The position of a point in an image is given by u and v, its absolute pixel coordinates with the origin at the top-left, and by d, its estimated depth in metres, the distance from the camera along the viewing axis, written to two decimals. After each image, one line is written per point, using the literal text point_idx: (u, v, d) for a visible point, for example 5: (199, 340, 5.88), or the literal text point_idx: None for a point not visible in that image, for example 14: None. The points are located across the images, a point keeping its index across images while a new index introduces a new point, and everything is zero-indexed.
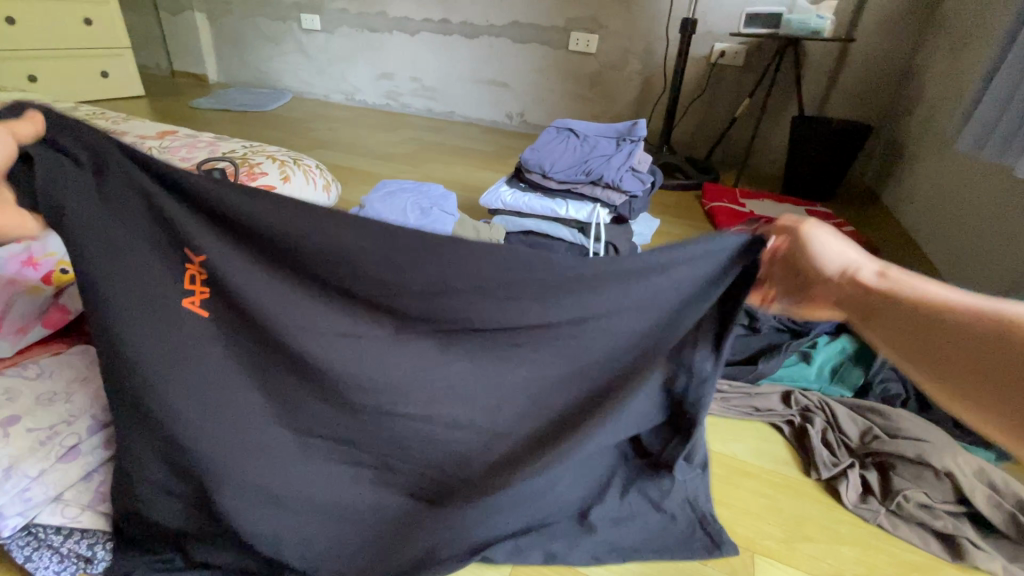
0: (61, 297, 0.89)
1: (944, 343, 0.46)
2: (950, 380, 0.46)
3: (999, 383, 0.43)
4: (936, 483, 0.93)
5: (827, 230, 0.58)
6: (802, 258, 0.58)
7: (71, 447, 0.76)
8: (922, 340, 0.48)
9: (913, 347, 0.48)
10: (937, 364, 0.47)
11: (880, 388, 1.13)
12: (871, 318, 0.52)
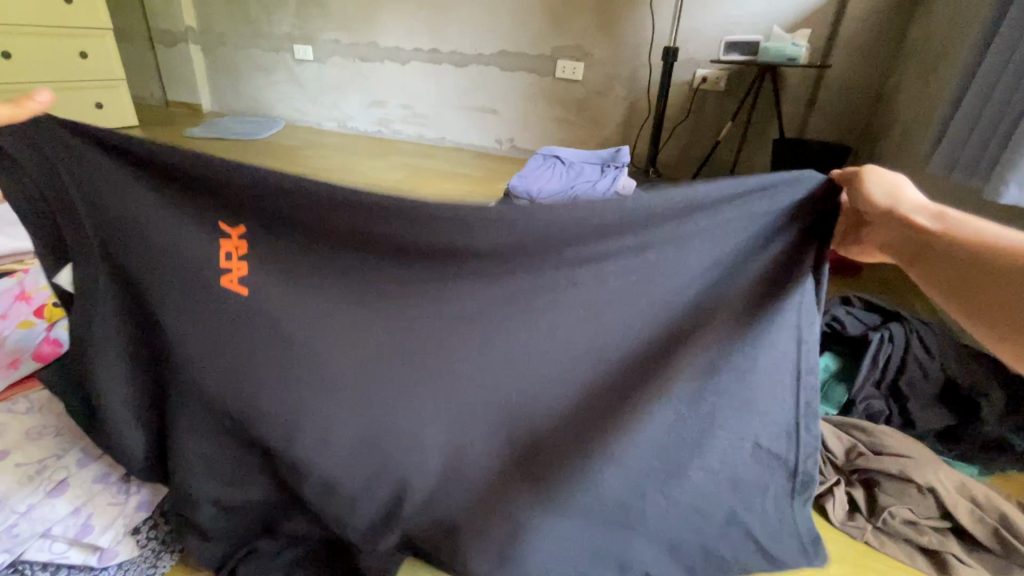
0: (53, 331, 0.88)
1: (993, 287, 0.47)
2: (980, 307, 0.47)
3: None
4: (920, 499, 0.94)
5: (895, 178, 0.59)
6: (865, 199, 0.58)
7: (60, 481, 0.77)
8: (961, 274, 0.49)
9: (954, 281, 0.50)
10: (972, 293, 0.48)
11: (864, 406, 1.13)
12: (926, 263, 0.53)
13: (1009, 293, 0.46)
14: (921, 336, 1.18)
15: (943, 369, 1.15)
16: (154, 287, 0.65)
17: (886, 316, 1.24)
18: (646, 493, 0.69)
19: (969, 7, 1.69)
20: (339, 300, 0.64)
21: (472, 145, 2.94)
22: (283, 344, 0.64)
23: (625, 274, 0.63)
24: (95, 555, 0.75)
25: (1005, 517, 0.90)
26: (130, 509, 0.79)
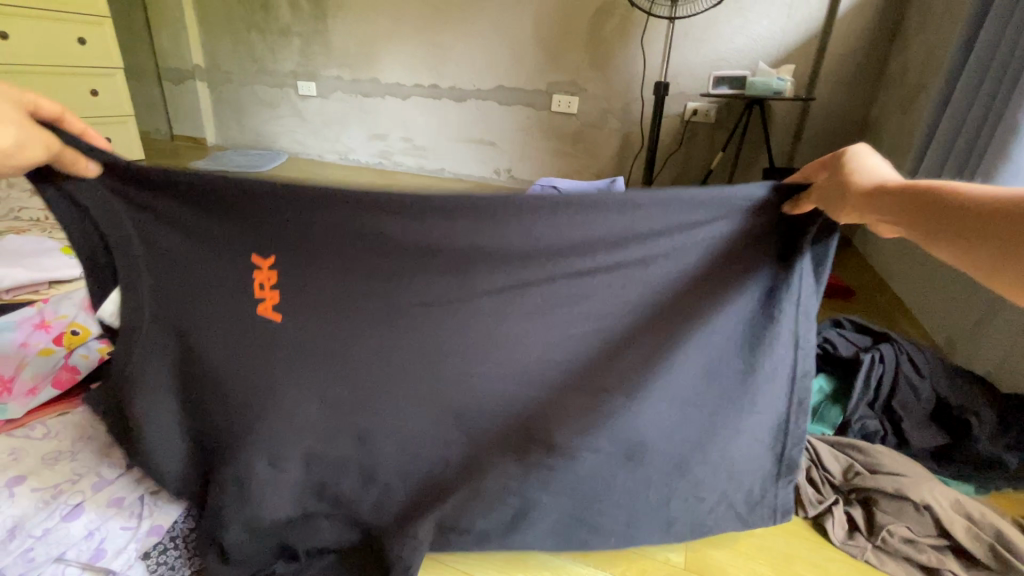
0: (71, 358, 0.93)
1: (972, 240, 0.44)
2: (972, 245, 0.44)
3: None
4: (917, 517, 0.96)
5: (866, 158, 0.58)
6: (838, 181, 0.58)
7: (75, 505, 0.78)
8: (937, 221, 0.46)
9: (933, 232, 0.47)
10: (960, 237, 0.45)
11: (859, 425, 1.16)
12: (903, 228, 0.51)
13: (996, 226, 0.42)
14: (910, 356, 1.21)
15: (933, 389, 1.18)
16: (199, 312, 0.69)
17: (876, 337, 1.28)
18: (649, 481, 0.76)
19: (942, 45, 1.79)
20: (364, 319, 0.67)
21: (470, 175, 3.02)
22: (316, 368, 0.68)
23: (634, 295, 0.68)
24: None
25: (1000, 533, 0.92)
26: (142, 533, 0.80)
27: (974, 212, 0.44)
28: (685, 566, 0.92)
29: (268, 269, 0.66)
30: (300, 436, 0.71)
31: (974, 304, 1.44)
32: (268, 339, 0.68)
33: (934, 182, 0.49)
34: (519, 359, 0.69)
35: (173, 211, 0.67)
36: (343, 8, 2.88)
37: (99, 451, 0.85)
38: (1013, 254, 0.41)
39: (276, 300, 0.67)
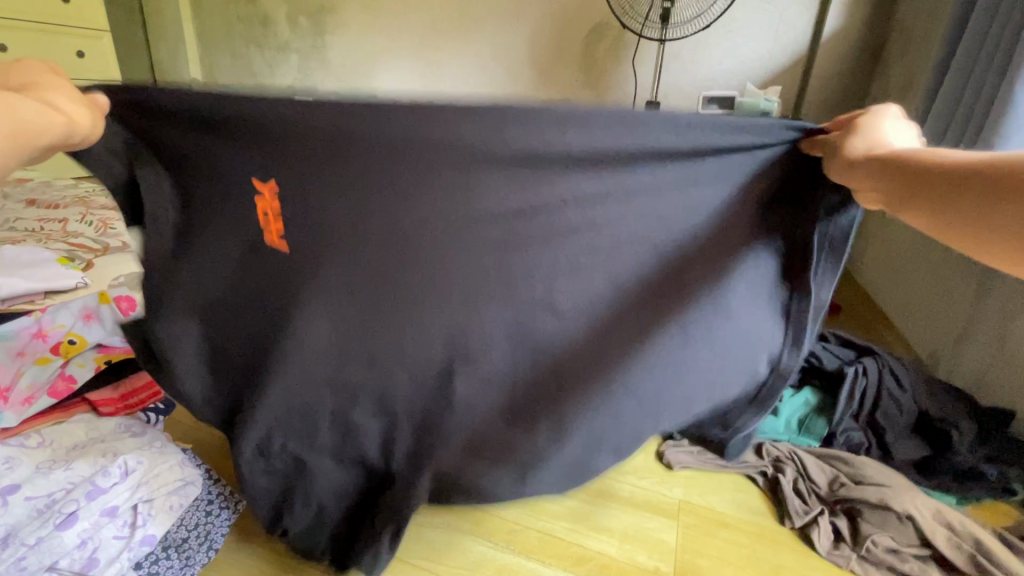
0: (68, 368, 0.94)
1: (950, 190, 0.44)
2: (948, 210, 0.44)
3: (996, 203, 0.40)
4: (900, 527, 0.98)
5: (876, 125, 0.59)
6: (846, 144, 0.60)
7: (70, 513, 0.77)
8: (924, 185, 0.46)
9: (919, 197, 0.47)
10: (939, 198, 0.45)
11: (844, 437, 1.18)
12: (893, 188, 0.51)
13: (973, 187, 0.42)
14: (892, 370, 1.25)
15: (915, 402, 1.21)
16: (228, 239, 0.76)
17: (860, 351, 1.31)
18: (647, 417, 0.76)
19: (920, 70, 1.87)
20: (368, 266, 0.70)
21: None
22: (330, 279, 0.71)
23: (647, 218, 0.70)
24: None
25: (980, 543, 0.94)
26: (135, 542, 0.81)
27: (953, 176, 0.44)
28: None
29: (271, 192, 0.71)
30: (305, 359, 0.74)
31: (954, 319, 1.49)
32: (280, 265, 0.73)
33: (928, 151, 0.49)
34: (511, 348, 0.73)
35: (206, 144, 0.74)
36: (342, 25, 2.94)
37: (96, 459, 0.85)
38: (986, 213, 0.41)
39: (281, 230, 0.72)
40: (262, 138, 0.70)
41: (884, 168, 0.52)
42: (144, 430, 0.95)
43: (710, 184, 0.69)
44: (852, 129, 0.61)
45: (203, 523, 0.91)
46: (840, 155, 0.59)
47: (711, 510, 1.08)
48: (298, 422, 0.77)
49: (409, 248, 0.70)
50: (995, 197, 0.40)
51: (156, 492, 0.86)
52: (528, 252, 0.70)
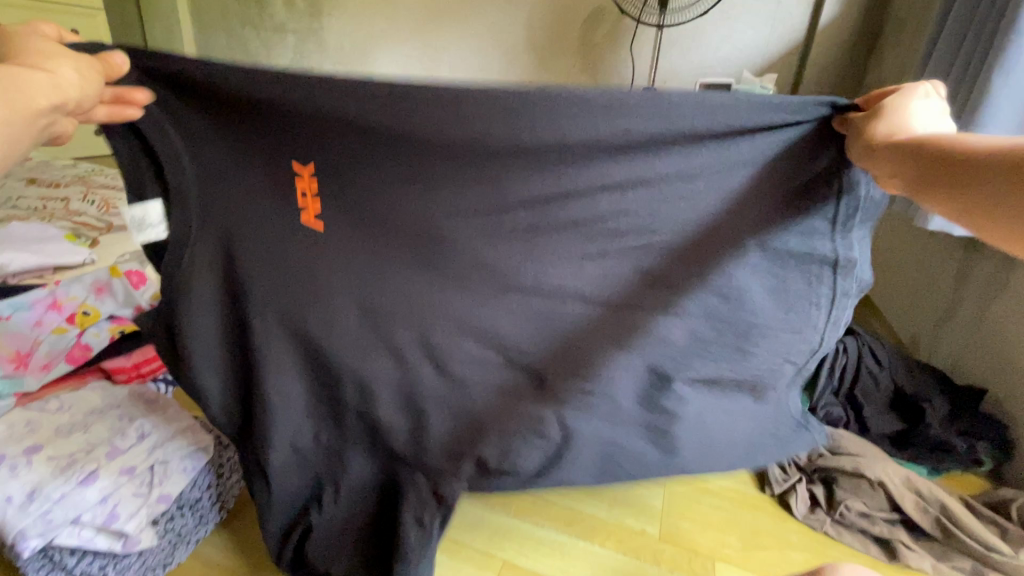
0: (83, 337, 0.98)
1: (964, 171, 0.48)
2: (950, 189, 0.49)
3: (1008, 188, 0.44)
4: (871, 493, 1.05)
5: (906, 108, 0.61)
6: (871, 126, 0.63)
7: (90, 471, 0.82)
8: (932, 166, 0.52)
9: (926, 176, 0.52)
10: (944, 181, 0.50)
11: (824, 412, 1.24)
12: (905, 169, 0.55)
13: (977, 170, 0.47)
14: (871, 348, 1.30)
15: (893, 378, 1.27)
16: (254, 228, 0.73)
17: (842, 330, 1.36)
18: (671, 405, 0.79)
19: (912, 60, 1.91)
20: (397, 254, 0.73)
21: None
22: (362, 266, 0.74)
23: (668, 210, 0.72)
24: (120, 540, 0.82)
25: (946, 507, 1.00)
26: (153, 500, 0.85)
27: (960, 159, 0.49)
28: (660, 537, 0.99)
29: (310, 179, 0.72)
30: (342, 341, 0.76)
31: (934, 302, 1.54)
32: (320, 253, 0.74)
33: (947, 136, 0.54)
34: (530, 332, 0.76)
35: (233, 129, 0.72)
36: (340, 6, 2.93)
37: (113, 423, 0.90)
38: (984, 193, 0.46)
39: (319, 212, 0.73)
40: (292, 123, 0.70)
41: (896, 153, 0.57)
42: (157, 397, 0.99)
43: (731, 176, 0.71)
44: (876, 111, 0.63)
45: (215, 484, 0.96)
46: (861, 141, 0.64)
47: (696, 478, 1.13)
48: (330, 406, 0.81)
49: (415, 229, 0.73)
50: (995, 180, 0.45)
51: (171, 455, 0.91)
52: (551, 240, 0.73)
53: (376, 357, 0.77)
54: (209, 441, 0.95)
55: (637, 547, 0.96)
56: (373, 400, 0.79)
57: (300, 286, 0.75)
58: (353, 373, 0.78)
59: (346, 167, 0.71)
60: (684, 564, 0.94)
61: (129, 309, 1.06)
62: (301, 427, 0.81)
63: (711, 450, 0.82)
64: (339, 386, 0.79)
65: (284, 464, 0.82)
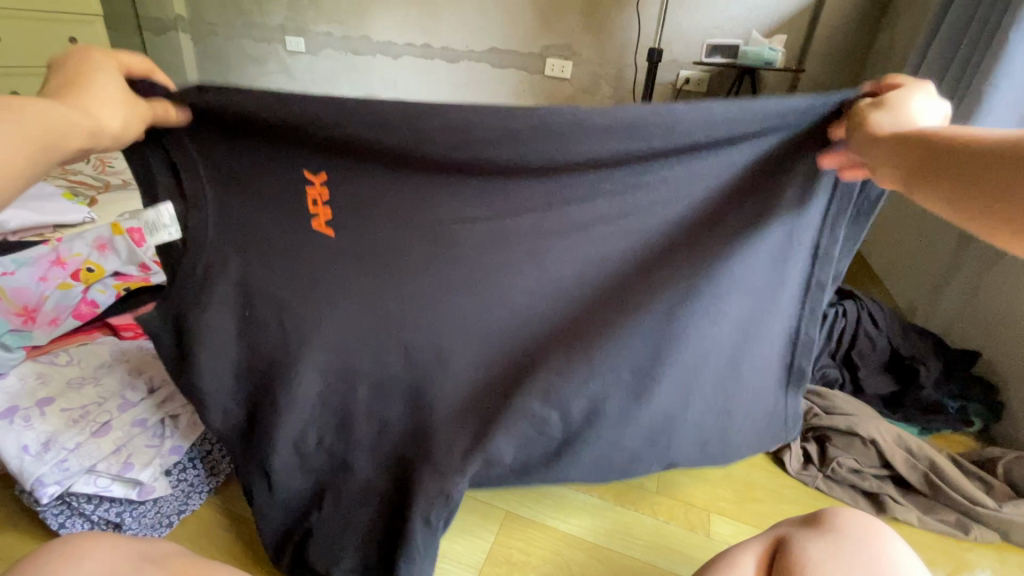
0: (89, 293, 0.98)
1: (959, 168, 0.46)
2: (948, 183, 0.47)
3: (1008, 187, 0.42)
4: (863, 450, 1.08)
5: (901, 107, 0.59)
6: (864, 117, 0.60)
7: (104, 423, 0.84)
8: (931, 155, 0.48)
9: (923, 168, 0.49)
10: (945, 177, 0.47)
11: (820, 373, 1.27)
12: (897, 163, 0.52)
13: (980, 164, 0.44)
14: (871, 312, 1.31)
15: (890, 341, 1.28)
16: (262, 237, 0.71)
17: (842, 294, 1.37)
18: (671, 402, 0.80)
19: (927, 18, 1.85)
20: (412, 262, 0.71)
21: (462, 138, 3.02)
22: (373, 276, 0.72)
23: (674, 212, 0.72)
24: (135, 489, 0.84)
25: (934, 463, 1.04)
26: (165, 450, 0.88)
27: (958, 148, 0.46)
28: (656, 490, 1.02)
29: (321, 186, 0.69)
30: (354, 351, 0.75)
31: (934, 268, 1.55)
32: (331, 262, 0.71)
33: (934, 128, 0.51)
34: (541, 333, 0.76)
35: (242, 135, 0.69)
36: None
37: (123, 378, 0.92)
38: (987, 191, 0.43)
39: (330, 218, 0.70)
40: (306, 129, 0.66)
41: (896, 142, 0.53)
42: (165, 354, 1.01)
43: (731, 176, 0.71)
44: (878, 102, 0.61)
45: (224, 439, 0.98)
46: (861, 133, 0.59)
47: None
48: (337, 417, 0.78)
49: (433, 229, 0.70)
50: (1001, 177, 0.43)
51: (181, 409, 0.92)
52: (564, 244, 0.72)
53: (384, 356, 0.74)
54: None
55: (635, 500, 1.00)
56: (382, 407, 0.78)
57: (311, 297, 0.72)
58: (362, 380, 0.76)
59: (355, 169, 0.69)
60: (681, 515, 0.97)
61: (134, 267, 1.03)
62: (307, 433, 0.79)
63: (705, 441, 0.86)
64: (349, 395, 0.77)
65: (288, 463, 0.79)
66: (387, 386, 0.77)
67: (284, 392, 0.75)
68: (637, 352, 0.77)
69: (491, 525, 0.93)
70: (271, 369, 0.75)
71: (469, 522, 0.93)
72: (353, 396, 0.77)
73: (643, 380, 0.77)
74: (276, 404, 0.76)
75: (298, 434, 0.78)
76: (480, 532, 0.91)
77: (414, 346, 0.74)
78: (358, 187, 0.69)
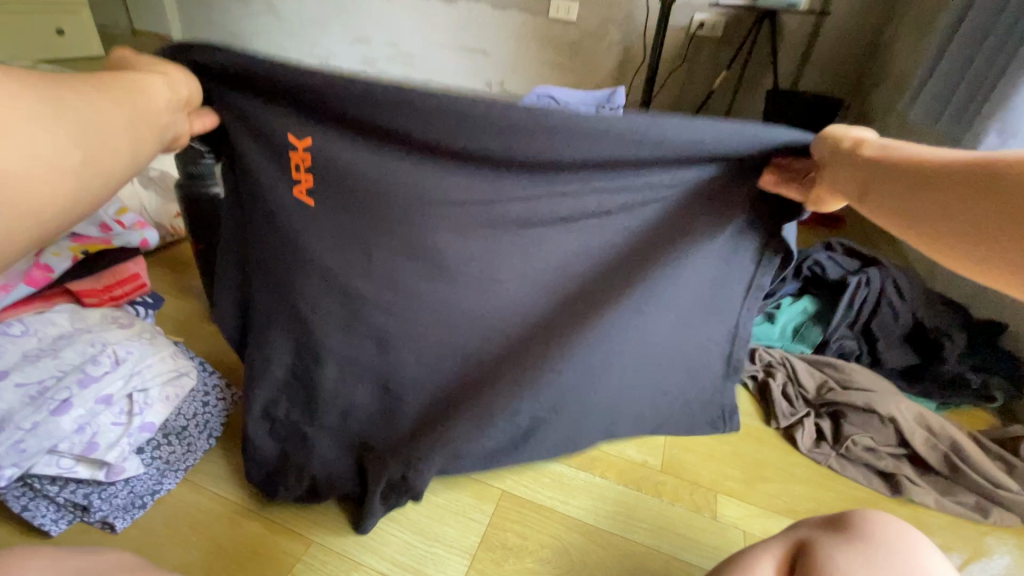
0: (44, 256, 0.88)
1: (941, 194, 0.39)
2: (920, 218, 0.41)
3: (996, 219, 0.36)
4: (880, 428, 1.02)
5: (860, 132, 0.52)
6: (824, 141, 0.54)
7: (63, 400, 0.77)
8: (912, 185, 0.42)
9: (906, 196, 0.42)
10: (916, 194, 0.41)
11: (837, 345, 1.19)
12: (867, 191, 0.46)
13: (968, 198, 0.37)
14: (897, 282, 1.22)
15: (913, 313, 1.21)
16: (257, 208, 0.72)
17: (866, 261, 1.28)
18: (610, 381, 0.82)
19: None
20: (389, 244, 0.70)
21: (460, 88, 2.84)
22: (348, 255, 0.72)
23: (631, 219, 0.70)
24: (103, 469, 0.78)
25: (956, 444, 0.99)
26: (135, 428, 0.81)
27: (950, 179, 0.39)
28: (661, 469, 0.97)
29: (305, 153, 0.68)
30: (331, 316, 0.75)
31: None
32: (310, 235, 0.71)
33: (911, 148, 0.44)
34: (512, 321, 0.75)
35: (240, 108, 0.67)
36: None
37: (85, 349, 0.84)
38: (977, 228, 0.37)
39: (312, 186, 0.69)
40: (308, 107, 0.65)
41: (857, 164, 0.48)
42: (132, 323, 0.93)
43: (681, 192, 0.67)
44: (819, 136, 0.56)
45: (201, 414, 0.92)
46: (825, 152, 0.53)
47: None
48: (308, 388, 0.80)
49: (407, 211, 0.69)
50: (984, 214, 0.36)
51: (150, 383, 0.85)
52: (540, 234, 0.70)
53: (354, 335, 0.76)
54: (190, 368, 0.91)
55: (639, 480, 0.94)
56: (356, 381, 0.79)
57: (293, 253, 0.73)
58: (341, 347, 0.77)
59: (338, 138, 0.67)
60: (687, 496, 0.92)
61: (90, 226, 0.99)
62: (276, 399, 0.81)
63: (643, 419, 0.91)
64: (330, 365, 0.78)
65: (264, 435, 0.82)
66: (358, 363, 0.78)
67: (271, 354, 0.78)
68: (589, 348, 0.76)
69: (487, 505, 0.87)
70: (257, 337, 0.78)
71: (463, 503, 0.87)
72: (319, 370, 0.78)
73: (585, 371, 0.79)
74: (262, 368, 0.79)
75: (273, 412, 0.81)
76: (474, 513, 0.86)
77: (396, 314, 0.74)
78: (341, 162, 0.67)
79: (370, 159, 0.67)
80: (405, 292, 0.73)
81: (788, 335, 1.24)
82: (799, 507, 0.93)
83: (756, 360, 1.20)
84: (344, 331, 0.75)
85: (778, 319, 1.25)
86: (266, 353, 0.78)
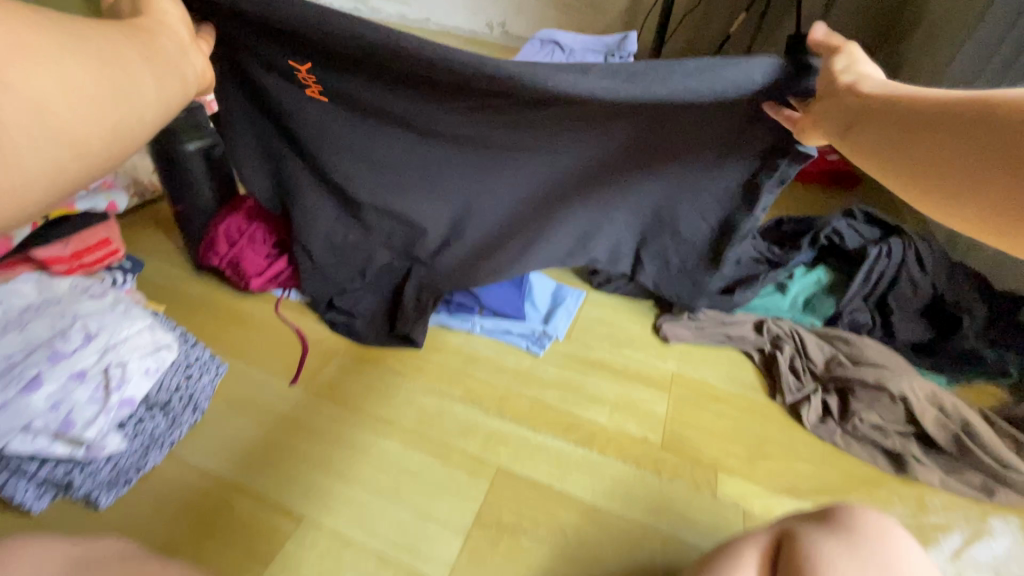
0: None
1: (949, 148, 0.46)
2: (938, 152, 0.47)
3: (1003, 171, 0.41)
4: (890, 406, 0.98)
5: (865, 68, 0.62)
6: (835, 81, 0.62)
7: (33, 377, 0.74)
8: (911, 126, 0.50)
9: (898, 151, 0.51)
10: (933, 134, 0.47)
11: (849, 318, 1.14)
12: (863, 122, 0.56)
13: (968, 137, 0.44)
14: (918, 251, 1.16)
15: (932, 285, 1.15)
16: (292, 105, 0.86)
17: (887, 229, 1.21)
18: (595, 232, 1.00)
19: None
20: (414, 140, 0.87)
21: (459, 28, 2.64)
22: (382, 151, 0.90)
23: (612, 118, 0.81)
24: (81, 449, 0.75)
25: (967, 424, 0.96)
26: (112, 405, 0.77)
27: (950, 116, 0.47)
28: (662, 445, 0.95)
29: (310, 76, 0.80)
30: (372, 179, 0.93)
31: None
32: (340, 112, 0.85)
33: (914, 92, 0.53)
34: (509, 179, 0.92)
35: (264, 53, 0.79)
36: None
37: (54, 321, 0.80)
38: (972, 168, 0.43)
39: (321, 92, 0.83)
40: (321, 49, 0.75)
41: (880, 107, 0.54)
42: (105, 292, 0.87)
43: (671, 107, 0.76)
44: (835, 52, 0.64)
45: (185, 387, 0.89)
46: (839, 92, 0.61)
47: (704, 384, 1.07)
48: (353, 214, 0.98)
49: (424, 107, 0.82)
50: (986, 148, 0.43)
51: (127, 357, 0.81)
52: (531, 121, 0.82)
53: (386, 195, 0.95)
54: (170, 341, 0.86)
55: (638, 456, 0.92)
56: (393, 194, 0.95)
57: (322, 133, 0.88)
58: (381, 186, 0.94)
59: (357, 79, 0.79)
60: (688, 474, 0.90)
61: None
62: (331, 227, 1.01)
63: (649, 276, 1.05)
64: (372, 198, 0.95)
65: (319, 250, 1.02)
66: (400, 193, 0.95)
67: (321, 206, 0.98)
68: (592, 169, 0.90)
69: (482, 481, 0.85)
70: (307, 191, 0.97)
71: (457, 478, 0.85)
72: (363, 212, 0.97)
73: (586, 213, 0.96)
74: (309, 220, 0.99)
75: (313, 238, 1.01)
76: (469, 490, 0.84)
77: (409, 172, 0.92)
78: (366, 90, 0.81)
79: (407, 106, 0.82)
80: (428, 173, 0.92)
81: (799, 307, 1.19)
82: (801, 486, 0.91)
83: (764, 331, 1.15)
84: (382, 215, 0.97)
85: (789, 290, 1.19)
86: (301, 220, 0.98)
